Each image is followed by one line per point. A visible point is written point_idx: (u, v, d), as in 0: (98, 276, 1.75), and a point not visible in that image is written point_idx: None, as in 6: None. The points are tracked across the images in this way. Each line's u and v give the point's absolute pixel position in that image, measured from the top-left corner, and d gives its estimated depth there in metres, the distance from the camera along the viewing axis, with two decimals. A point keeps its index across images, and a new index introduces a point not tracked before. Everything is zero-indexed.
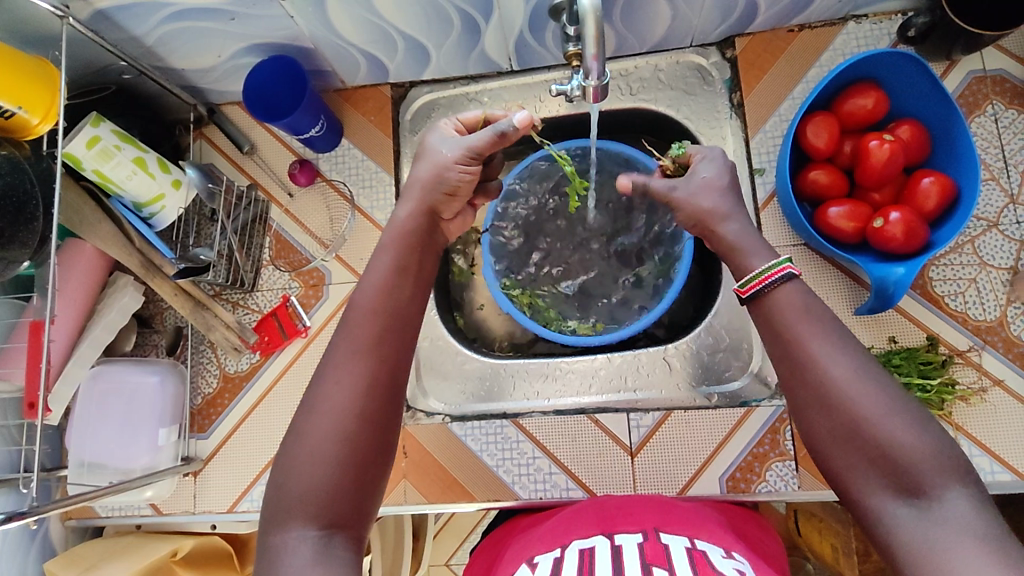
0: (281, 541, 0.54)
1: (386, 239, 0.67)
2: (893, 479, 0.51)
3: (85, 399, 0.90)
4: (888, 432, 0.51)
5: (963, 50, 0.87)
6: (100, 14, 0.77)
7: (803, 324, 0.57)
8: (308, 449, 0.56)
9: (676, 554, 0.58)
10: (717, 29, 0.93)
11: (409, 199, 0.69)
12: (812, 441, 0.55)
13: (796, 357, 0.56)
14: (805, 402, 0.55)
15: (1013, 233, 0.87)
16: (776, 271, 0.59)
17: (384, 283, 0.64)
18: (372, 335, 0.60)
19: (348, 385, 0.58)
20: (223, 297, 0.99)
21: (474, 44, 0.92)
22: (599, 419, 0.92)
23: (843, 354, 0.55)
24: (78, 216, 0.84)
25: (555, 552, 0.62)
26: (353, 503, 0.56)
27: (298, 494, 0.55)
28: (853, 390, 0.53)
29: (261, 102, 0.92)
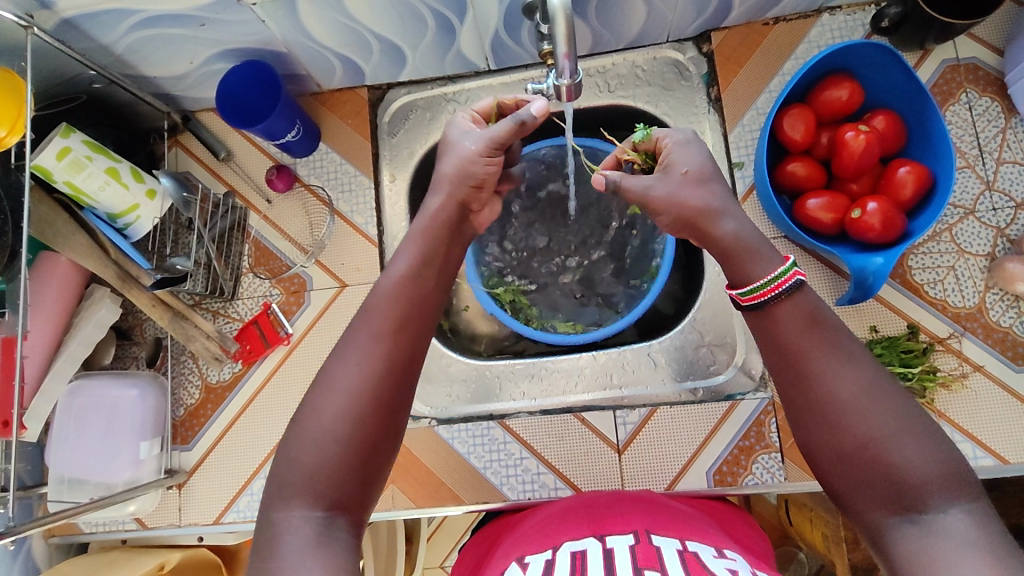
0: (285, 519, 0.53)
1: (414, 230, 0.68)
2: (892, 498, 0.51)
3: (66, 413, 0.89)
4: (886, 452, 0.52)
5: (936, 39, 0.88)
6: (67, 24, 0.76)
7: (808, 340, 0.56)
8: (317, 428, 0.56)
9: (667, 555, 0.58)
10: (693, 24, 0.93)
11: (439, 191, 0.70)
12: (814, 458, 0.56)
13: (794, 376, 0.57)
14: (804, 420, 0.56)
15: (990, 220, 0.88)
16: (775, 285, 0.57)
17: (407, 273, 0.65)
18: (390, 321, 0.61)
19: (361, 368, 0.58)
20: (203, 307, 0.98)
21: (450, 44, 0.92)
22: (586, 418, 0.92)
23: (851, 371, 0.55)
24: (52, 229, 0.84)
25: (545, 554, 0.62)
26: (355, 489, 0.56)
27: (304, 472, 0.55)
28: (857, 408, 0.53)
29: (234, 109, 0.91)
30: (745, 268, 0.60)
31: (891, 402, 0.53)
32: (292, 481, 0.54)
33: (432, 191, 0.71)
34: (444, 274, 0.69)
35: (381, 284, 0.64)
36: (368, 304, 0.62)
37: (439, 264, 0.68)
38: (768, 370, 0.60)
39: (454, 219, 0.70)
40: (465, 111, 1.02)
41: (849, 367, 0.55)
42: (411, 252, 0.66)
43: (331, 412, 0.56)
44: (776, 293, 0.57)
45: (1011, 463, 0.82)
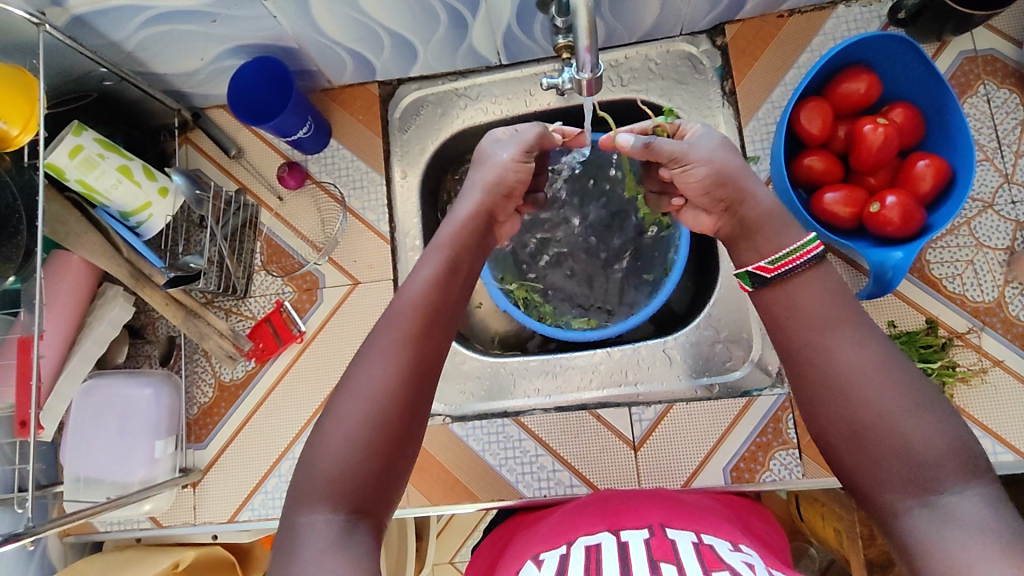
0: (308, 522, 0.53)
1: (443, 234, 0.69)
2: (907, 476, 0.51)
3: (80, 413, 0.89)
4: (901, 428, 0.52)
5: (954, 30, 0.87)
6: (78, 21, 0.75)
7: (823, 325, 0.58)
8: (340, 433, 0.56)
9: (683, 549, 0.57)
10: (707, 16, 0.92)
11: (476, 192, 0.72)
12: (825, 439, 0.57)
13: (808, 351, 0.58)
14: (818, 404, 0.57)
15: (1009, 213, 0.87)
16: (803, 251, 0.62)
17: (435, 277, 0.65)
18: (415, 324, 0.61)
19: (385, 371, 0.58)
20: (216, 305, 0.98)
21: (461, 38, 0.91)
22: (601, 414, 0.91)
23: (864, 353, 0.56)
24: (64, 228, 0.83)
25: (560, 549, 0.62)
26: (374, 490, 0.55)
27: (325, 476, 0.54)
28: (871, 386, 0.54)
29: (247, 107, 0.91)
30: (772, 239, 0.64)
31: (905, 380, 0.54)
32: (315, 488, 0.54)
33: (465, 196, 0.73)
34: (469, 281, 0.69)
35: (407, 288, 0.64)
36: (392, 307, 0.63)
37: (464, 270, 0.69)
38: (777, 351, 0.62)
39: (481, 229, 0.71)
40: (477, 106, 1.01)
41: (864, 344, 0.56)
42: (440, 256, 0.66)
43: (354, 414, 0.56)
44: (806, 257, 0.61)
45: None
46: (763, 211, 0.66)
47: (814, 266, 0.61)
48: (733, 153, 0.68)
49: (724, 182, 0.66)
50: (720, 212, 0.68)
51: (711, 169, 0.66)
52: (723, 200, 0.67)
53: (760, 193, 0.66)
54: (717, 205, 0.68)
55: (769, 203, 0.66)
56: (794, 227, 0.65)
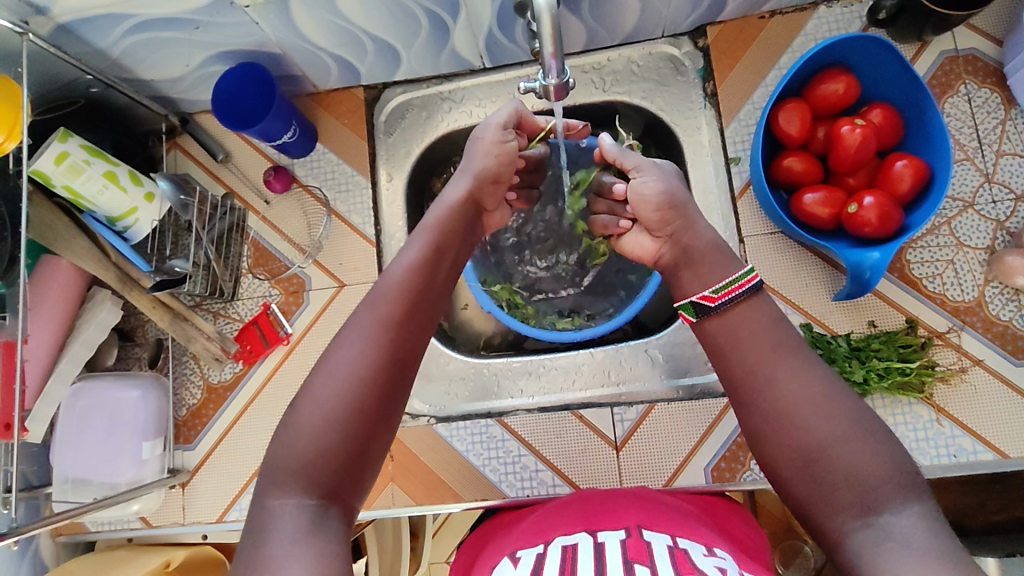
0: (281, 504, 0.54)
1: (427, 220, 0.71)
2: (854, 500, 0.53)
3: (69, 415, 0.90)
4: (846, 454, 0.54)
5: (933, 30, 0.87)
6: (62, 30, 0.77)
7: (773, 351, 0.60)
8: (315, 413, 0.57)
9: (658, 552, 0.58)
10: (687, 19, 0.92)
11: (464, 181, 0.74)
12: (773, 468, 0.58)
13: (756, 386, 0.59)
14: (766, 430, 0.58)
15: (989, 213, 0.87)
16: (745, 280, 0.63)
17: (417, 264, 0.67)
18: (395, 309, 0.63)
19: (362, 353, 0.60)
20: (204, 307, 0.99)
21: (443, 42, 0.92)
22: (584, 415, 0.92)
23: (811, 380, 0.58)
24: (52, 233, 0.85)
25: (537, 548, 0.63)
26: (348, 476, 0.57)
27: (299, 454, 0.56)
28: (817, 413, 0.56)
29: (232, 111, 0.92)
30: (715, 270, 0.66)
31: (845, 408, 0.56)
32: (288, 466, 0.56)
33: (454, 181, 0.75)
34: (453, 270, 0.71)
35: (389, 273, 0.66)
36: (373, 291, 0.65)
37: (447, 258, 0.70)
38: (724, 386, 0.63)
39: (466, 216, 0.73)
40: (461, 109, 1.02)
41: (806, 376, 0.58)
42: (424, 243, 0.68)
43: (329, 394, 0.58)
44: (740, 290, 0.63)
45: (1010, 457, 0.82)
46: (706, 241, 0.68)
47: (745, 300, 0.63)
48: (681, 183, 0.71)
49: (674, 206, 0.68)
50: (665, 236, 0.69)
51: (664, 190, 0.68)
52: (670, 223, 0.68)
53: (704, 225, 0.69)
54: (663, 227, 0.69)
55: (711, 236, 0.68)
56: (733, 260, 0.67)
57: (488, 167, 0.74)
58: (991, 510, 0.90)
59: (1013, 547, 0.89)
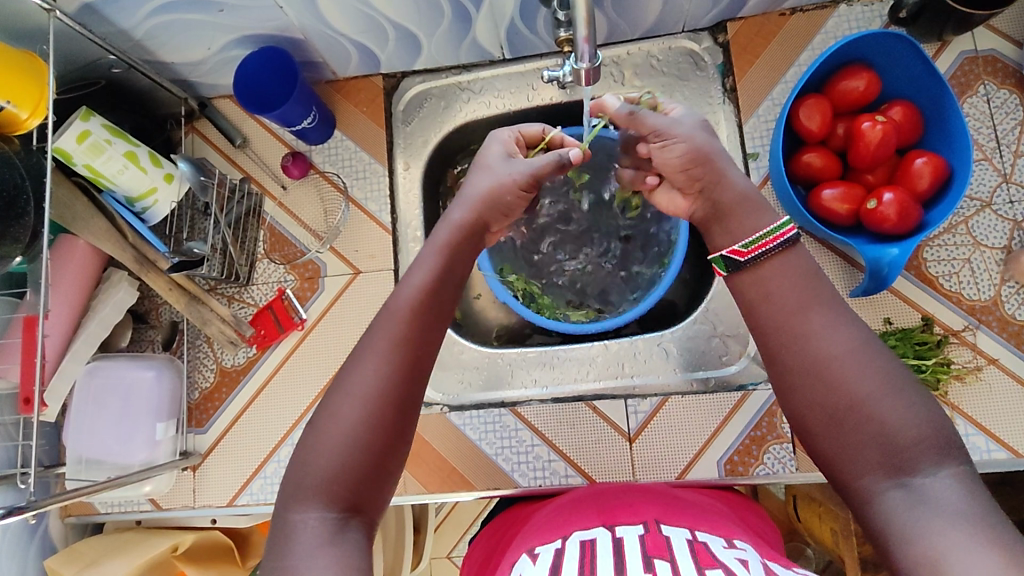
0: (301, 519, 0.55)
1: (437, 240, 0.67)
2: (883, 459, 0.52)
3: (83, 394, 0.90)
4: (878, 410, 0.53)
5: (954, 31, 0.87)
6: (88, 8, 0.77)
7: (806, 305, 0.58)
8: (333, 434, 0.57)
9: (677, 546, 0.58)
10: (709, 14, 0.93)
11: (466, 205, 0.69)
12: (801, 423, 0.57)
13: (785, 340, 0.58)
14: (796, 388, 0.57)
15: (1006, 213, 0.87)
16: (775, 235, 0.61)
17: (428, 284, 0.64)
18: (407, 329, 0.61)
19: (376, 374, 0.59)
20: (219, 291, 0.99)
21: (465, 32, 0.92)
22: (598, 406, 0.92)
23: (844, 332, 0.57)
24: (71, 213, 0.85)
25: (554, 544, 0.63)
26: (368, 488, 0.57)
27: (320, 474, 0.56)
28: (850, 368, 0.55)
29: (253, 95, 0.92)
30: (745, 222, 0.62)
31: (878, 365, 0.55)
32: (310, 484, 0.56)
33: (456, 204, 0.70)
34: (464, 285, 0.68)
35: (399, 294, 0.63)
36: (384, 311, 0.63)
37: (460, 268, 0.68)
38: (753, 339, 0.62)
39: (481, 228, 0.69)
40: (479, 100, 1.02)
41: (840, 330, 0.57)
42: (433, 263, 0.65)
43: (346, 417, 0.58)
44: (775, 242, 0.60)
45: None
46: (736, 192, 0.63)
47: (787, 250, 0.60)
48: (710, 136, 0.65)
49: (701, 162, 0.63)
50: (695, 194, 0.65)
51: (690, 146, 0.63)
52: (699, 180, 0.63)
53: (735, 176, 0.63)
54: (692, 184, 0.65)
55: (743, 186, 0.63)
56: (766, 211, 0.63)
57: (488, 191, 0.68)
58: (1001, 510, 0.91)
59: None
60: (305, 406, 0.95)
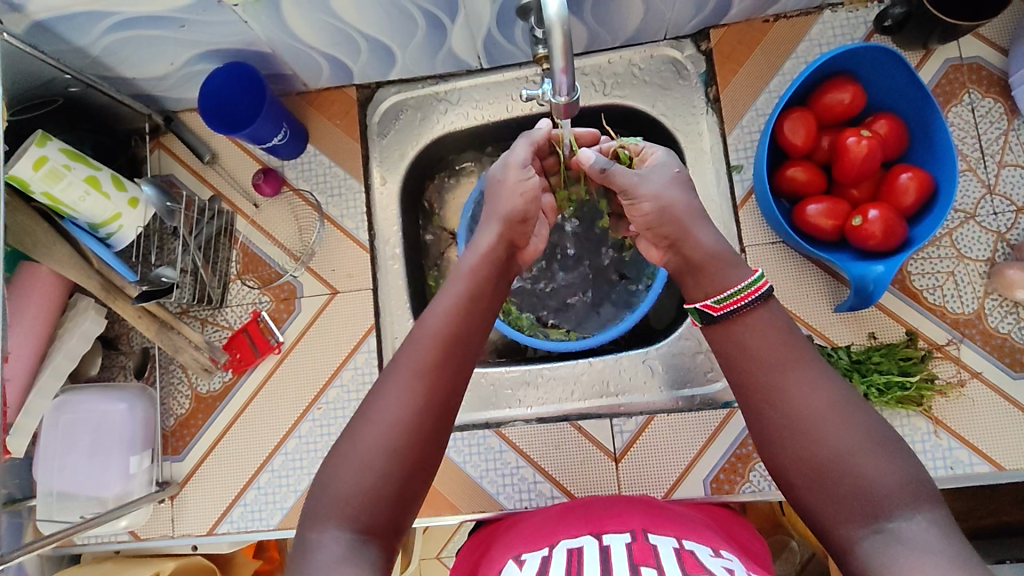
0: (319, 538, 0.54)
1: (462, 268, 0.66)
2: (863, 510, 0.52)
3: (52, 428, 0.88)
4: (857, 464, 0.53)
5: (939, 40, 0.86)
6: (38, 27, 0.73)
7: (784, 357, 0.58)
8: (354, 458, 0.56)
9: (664, 553, 0.58)
10: (691, 21, 0.90)
11: (490, 229, 0.68)
12: (783, 475, 0.57)
13: (766, 392, 0.58)
14: (776, 439, 0.57)
15: (990, 224, 0.87)
16: (751, 290, 0.60)
17: (455, 307, 0.63)
18: (435, 353, 0.60)
19: (401, 402, 0.58)
20: (191, 315, 0.96)
21: (440, 42, 0.88)
22: (583, 426, 0.91)
23: (822, 384, 0.56)
24: (31, 238, 0.81)
25: (542, 551, 0.62)
26: (389, 514, 0.56)
27: (340, 496, 0.55)
28: (828, 421, 0.55)
29: (219, 112, 0.88)
30: (718, 278, 0.62)
31: (854, 416, 0.55)
32: (328, 505, 0.55)
33: (481, 229, 0.69)
34: (493, 307, 0.66)
35: (426, 319, 0.62)
36: (412, 335, 0.62)
37: (490, 297, 0.66)
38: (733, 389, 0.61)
39: (504, 258, 0.67)
40: (457, 110, 0.99)
41: (817, 385, 0.56)
42: (461, 287, 0.64)
43: (367, 441, 0.57)
44: (739, 305, 0.60)
45: (1006, 469, 0.82)
46: (707, 251, 0.63)
47: (760, 306, 0.60)
48: (685, 189, 0.66)
49: (666, 220, 0.64)
50: (665, 248, 0.66)
51: (657, 206, 0.64)
52: (667, 237, 0.65)
53: (704, 231, 0.64)
54: (662, 241, 0.66)
55: (714, 242, 0.64)
56: (740, 267, 0.63)
57: (515, 207, 0.68)
58: (981, 514, 0.93)
59: (1002, 552, 0.91)
60: (284, 431, 0.93)
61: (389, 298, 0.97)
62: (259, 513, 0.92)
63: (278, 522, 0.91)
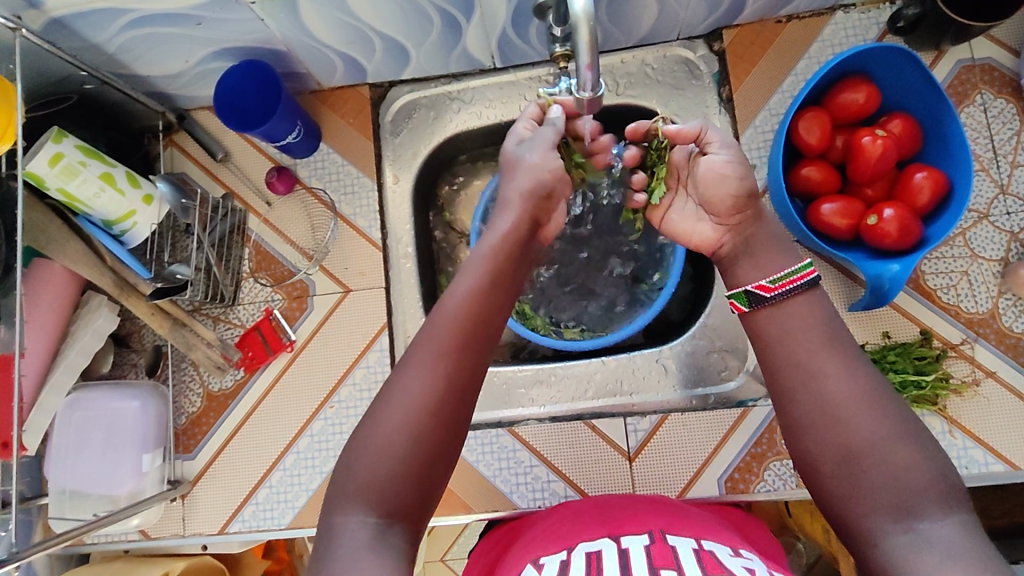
0: (343, 522, 0.53)
1: (483, 248, 0.63)
2: (892, 503, 0.52)
3: (64, 426, 0.87)
4: (890, 454, 0.53)
5: (952, 40, 0.86)
6: (56, 24, 0.73)
7: (820, 346, 0.58)
8: (373, 443, 0.55)
9: (684, 555, 0.57)
10: (705, 21, 0.91)
11: (510, 210, 0.66)
12: (810, 462, 0.56)
13: (802, 378, 0.57)
14: (808, 426, 0.56)
15: (1004, 224, 0.87)
16: (801, 274, 0.61)
17: (478, 289, 0.61)
18: (456, 337, 0.59)
19: (423, 383, 0.57)
20: (203, 312, 0.96)
21: (455, 41, 0.89)
22: (597, 426, 0.90)
23: (860, 375, 0.56)
24: (45, 236, 0.81)
25: (560, 555, 0.61)
26: (411, 499, 0.55)
27: (359, 482, 0.54)
28: (864, 411, 0.55)
29: (233, 111, 0.88)
30: (774, 260, 0.63)
31: (888, 409, 0.55)
32: (350, 490, 0.54)
33: (499, 212, 0.67)
34: (514, 290, 0.64)
35: (446, 302, 0.60)
36: (433, 315, 0.60)
37: (512, 279, 0.64)
38: (764, 376, 0.61)
39: (526, 236, 0.65)
40: (469, 110, 0.99)
41: (855, 374, 0.56)
42: (482, 269, 0.62)
43: (386, 427, 0.56)
44: (793, 285, 0.60)
45: (1021, 469, 0.82)
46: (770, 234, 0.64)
47: (805, 291, 0.60)
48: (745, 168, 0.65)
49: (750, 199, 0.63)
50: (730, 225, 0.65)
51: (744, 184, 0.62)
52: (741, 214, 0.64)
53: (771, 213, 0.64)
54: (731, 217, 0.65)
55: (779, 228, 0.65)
56: (790, 251, 0.64)
57: (538, 184, 0.66)
58: (993, 514, 0.94)
59: (1016, 553, 0.91)
60: (296, 429, 0.93)
61: (401, 296, 0.96)
62: (271, 511, 0.91)
63: (290, 521, 0.91)
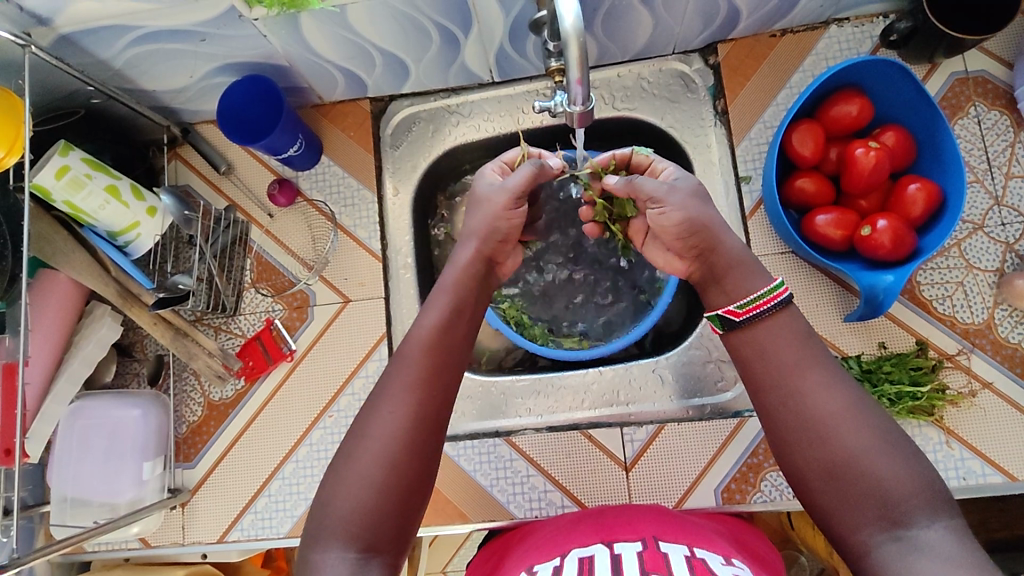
0: (326, 555, 0.53)
1: (444, 280, 0.66)
2: (879, 514, 0.52)
3: (68, 435, 0.89)
4: (873, 465, 0.54)
5: (945, 52, 0.87)
6: (64, 40, 0.75)
7: (798, 362, 0.59)
8: (351, 476, 0.56)
9: (676, 561, 0.57)
10: (700, 36, 0.92)
11: (469, 242, 0.68)
12: (798, 477, 0.57)
13: (782, 396, 0.58)
14: (793, 442, 0.57)
15: (998, 235, 0.87)
16: (769, 297, 0.61)
17: (441, 322, 0.63)
18: (423, 368, 0.60)
19: (394, 417, 0.58)
20: (205, 322, 0.97)
21: (453, 56, 0.90)
22: (594, 435, 0.91)
23: (839, 388, 0.57)
24: (50, 247, 0.82)
25: (554, 561, 0.61)
26: (390, 530, 0.56)
27: (340, 515, 0.55)
28: (845, 424, 0.55)
29: (236, 123, 0.90)
30: (741, 283, 0.63)
31: (870, 420, 0.56)
32: (332, 520, 0.55)
33: (460, 244, 0.69)
34: (474, 322, 0.67)
35: (412, 333, 0.62)
36: (396, 356, 0.62)
37: (472, 310, 0.67)
38: (749, 394, 0.62)
39: (486, 271, 0.68)
40: (468, 123, 1.00)
41: (834, 387, 0.57)
42: (444, 301, 0.64)
43: (363, 455, 0.57)
44: (760, 310, 0.60)
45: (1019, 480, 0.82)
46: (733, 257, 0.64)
47: (779, 311, 0.61)
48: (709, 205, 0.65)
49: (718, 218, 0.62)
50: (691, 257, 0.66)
51: (682, 217, 0.64)
52: (696, 247, 0.64)
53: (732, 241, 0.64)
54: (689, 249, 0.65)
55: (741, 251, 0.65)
56: (760, 274, 0.64)
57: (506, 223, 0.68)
58: (995, 527, 0.93)
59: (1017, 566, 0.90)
60: (296, 439, 0.94)
61: (400, 306, 0.97)
62: (270, 520, 0.92)
63: (289, 530, 0.92)
